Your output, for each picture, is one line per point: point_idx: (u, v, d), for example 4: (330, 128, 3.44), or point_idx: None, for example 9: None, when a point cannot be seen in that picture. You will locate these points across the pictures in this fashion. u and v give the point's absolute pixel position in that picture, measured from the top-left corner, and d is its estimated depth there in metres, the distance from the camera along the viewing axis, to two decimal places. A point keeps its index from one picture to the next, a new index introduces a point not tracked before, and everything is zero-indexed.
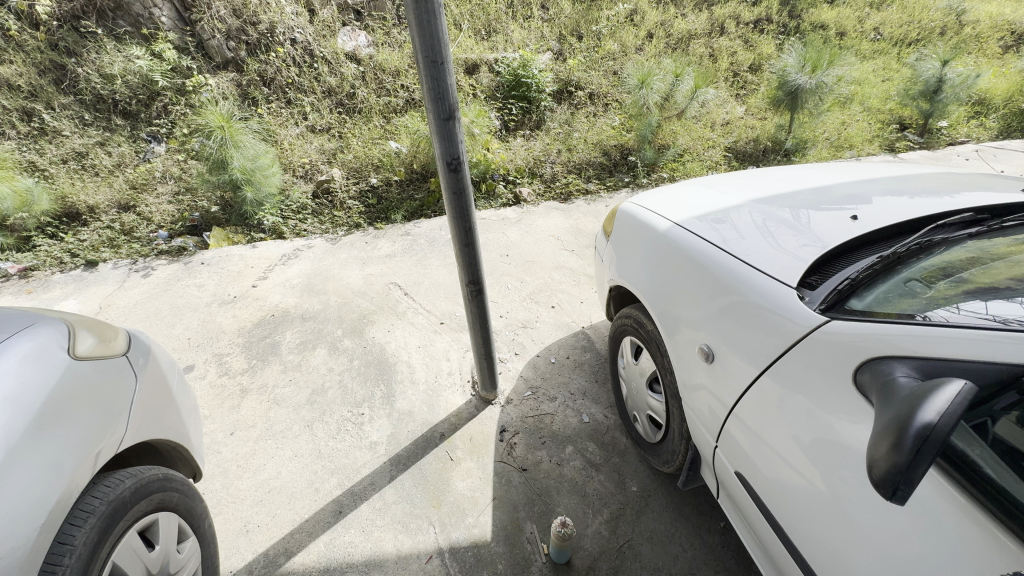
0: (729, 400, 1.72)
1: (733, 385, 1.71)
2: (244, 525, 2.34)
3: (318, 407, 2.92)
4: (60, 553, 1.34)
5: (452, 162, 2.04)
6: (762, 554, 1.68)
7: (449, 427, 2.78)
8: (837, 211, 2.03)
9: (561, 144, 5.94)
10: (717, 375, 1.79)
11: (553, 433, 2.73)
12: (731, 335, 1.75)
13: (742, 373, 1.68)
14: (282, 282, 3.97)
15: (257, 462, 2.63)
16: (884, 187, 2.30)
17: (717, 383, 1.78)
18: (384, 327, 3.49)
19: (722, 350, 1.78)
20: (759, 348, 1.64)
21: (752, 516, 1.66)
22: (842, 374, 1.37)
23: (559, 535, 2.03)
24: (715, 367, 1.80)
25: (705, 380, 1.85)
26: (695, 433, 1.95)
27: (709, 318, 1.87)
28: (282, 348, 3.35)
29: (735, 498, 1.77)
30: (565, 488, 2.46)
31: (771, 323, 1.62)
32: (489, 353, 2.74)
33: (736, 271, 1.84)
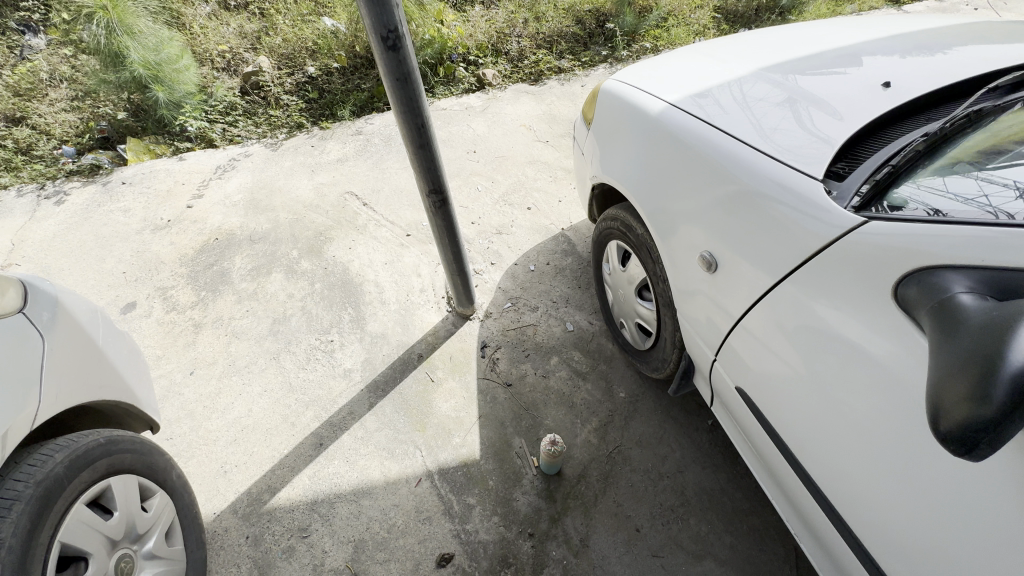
0: (735, 314, 1.54)
1: (738, 298, 1.52)
2: (220, 466, 2.23)
3: (282, 337, 2.70)
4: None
5: (388, 37, 1.58)
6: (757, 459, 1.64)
7: (427, 348, 2.62)
8: (864, 76, 1.68)
9: (527, 12, 5.10)
10: (720, 286, 1.58)
11: (537, 345, 2.60)
12: (739, 240, 1.50)
13: (750, 284, 1.47)
14: (222, 200, 3.49)
15: (224, 401, 2.46)
16: (876, 40, 1.99)
17: (720, 295, 1.59)
18: (345, 244, 3.15)
19: (727, 258, 1.55)
20: (773, 256, 1.40)
21: (751, 428, 1.58)
22: (878, 285, 1.16)
23: (551, 455, 2.01)
24: (717, 277, 1.59)
25: (706, 293, 1.65)
26: (690, 344, 1.80)
27: (710, 220, 1.61)
28: (233, 275, 3.01)
29: (735, 413, 1.67)
30: (552, 400, 2.39)
31: (790, 225, 1.37)
32: (461, 269, 2.52)
33: (744, 162, 1.53)
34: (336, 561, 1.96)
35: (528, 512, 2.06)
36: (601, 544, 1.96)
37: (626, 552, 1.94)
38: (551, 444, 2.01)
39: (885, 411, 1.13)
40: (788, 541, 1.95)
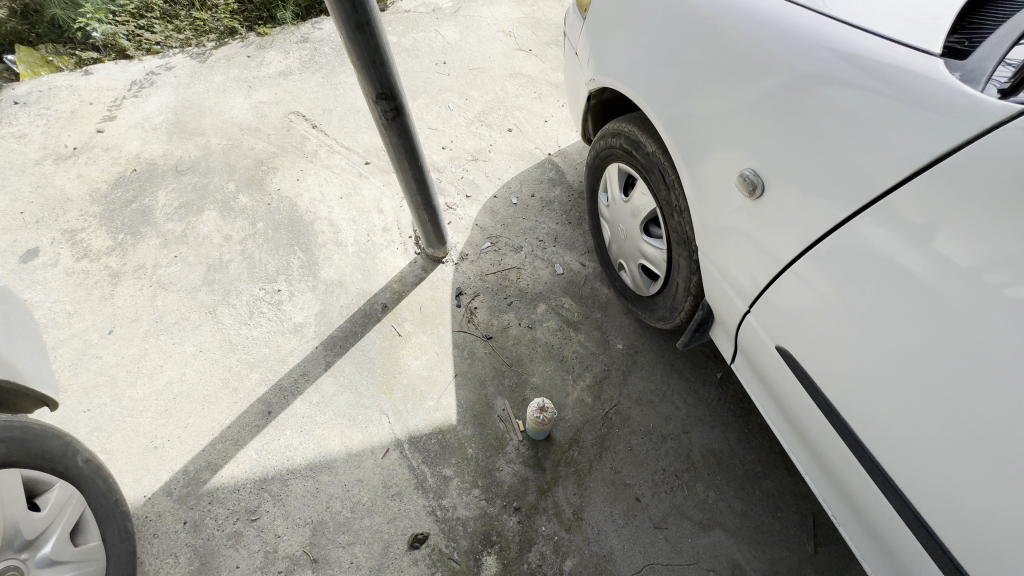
0: (790, 253, 1.20)
1: (797, 233, 1.17)
2: (150, 441, 1.89)
3: (218, 287, 2.26)
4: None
5: None
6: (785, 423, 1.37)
7: (393, 297, 2.23)
8: None
9: None
10: (771, 219, 1.23)
11: (521, 291, 2.24)
12: (810, 156, 1.13)
13: (822, 214, 1.12)
14: (140, 123, 2.90)
15: (152, 365, 2.07)
16: None
17: (769, 229, 1.24)
18: (291, 175, 2.64)
19: (786, 179, 1.18)
20: (856, 177, 1.05)
21: (788, 391, 1.29)
22: None
23: (540, 422, 1.73)
24: (767, 207, 1.24)
25: (748, 227, 1.30)
26: (712, 289, 1.46)
27: (762, 130, 1.22)
28: (157, 214, 2.51)
29: (765, 379, 1.37)
30: (540, 355, 2.07)
31: (897, 133, 1.00)
32: (427, 201, 2.10)
33: (818, 44, 1.13)
34: (291, 547, 1.69)
35: (513, 484, 1.79)
36: (597, 516, 1.73)
37: (625, 525, 1.71)
38: (540, 410, 1.72)
39: (1006, 382, 0.86)
40: (804, 505, 1.75)
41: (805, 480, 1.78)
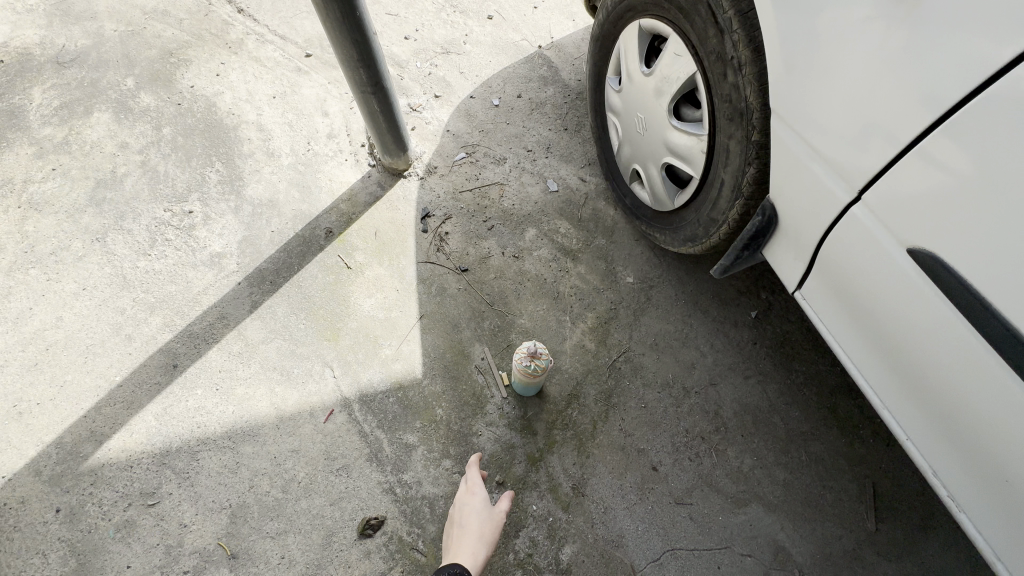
0: (927, 110, 0.74)
1: (946, 73, 0.71)
2: (13, 405, 1.42)
3: (110, 208, 1.73)
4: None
5: None
6: (871, 372, 0.95)
7: (340, 219, 1.73)
8: None
9: None
10: (898, 58, 0.77)
11: (504, 212, 1.76)
12: None
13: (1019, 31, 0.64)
14: (10, 2, 2.23)
15: (18, 307, 1.56)
16: None
17: (890, 74, 0.78)
18: (209, 69, 2.05)
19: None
20: None
21: (898, 325, 0.86)
22: None
23: (534, 373, 1.30)
24: (893, 40, 0.77)
25: (855, 75, 0.83)
26: (788, 181, 1.00)
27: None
28: (30, 117, 1.92)
29: (852, 314, 0.95)
30: (529, 291, 1.62)
31: None
32: (376, 75, 1.52)
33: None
34: (202, 539, 1.28)
35: (495, 453, 1.39)
36: (602, 492, 1.34)
37: (638, 502, 1.33)
38: (534, 357, 1.29)
39: None
40: (860, 473, 1.39)
41: (860, 442, 1.42)
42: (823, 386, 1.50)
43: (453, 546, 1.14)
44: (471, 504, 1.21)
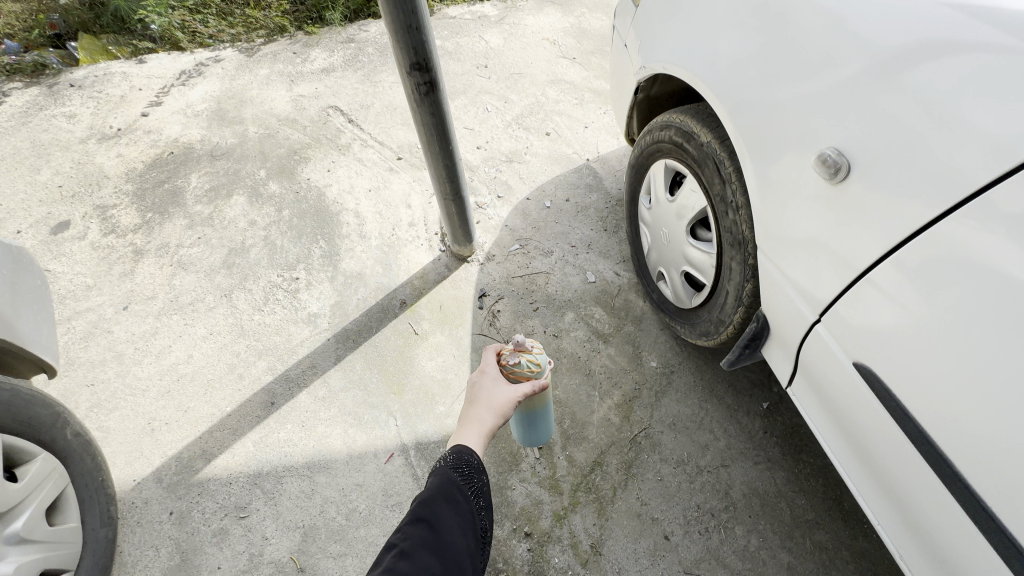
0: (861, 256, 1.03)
1: (873, 234, 1.01)
2: (149, 422, 1.80)
3: (237, 271, 2.20)
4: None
5: None
6: (845, 447, 1.15)
7: (413, 293, 2.11)
8: None
9: None
10: (841, 216, 1.07)
11: (548, 297, 2.08)
12: (898, 142, 0.97)
13: (914, 210, 0.94)
14: (183, 110, 2.94)
15: (161, 344, 2.00)
16: None
17: (835, 225, 1.08)
18: (322, 166, 2.60)
19: (867, 165, 1.01)
20: (957, 164, 0.88)
21: (856, 411, 1.08)
22: None
23: (522, 373, 1.22)
24: (836, 204, 1.08)
25: (810, 226, 1.13)
26: (773, 299, 1.26)
27: (853, 104, 1.05)
28: (187, 196, 2.50)
29: (831, 405, 1.16)
30: (564, 366, 1.90)
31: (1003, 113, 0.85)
32: (415, 21, 1.42)
33: (935, 2, 0.98)
34: (278, 551, 1.55)
35: (526, 506, 1.60)
36: (617, 552, 1.52)
37: (650, 567, 1.49)
38: (524, 353, 1.24)
39: None
40: (862, 565, 1.49)
41: (864, 535, 1.53)
42: (829, 478, 1.63)
43: (468, 416, 1.15)
44: (485, 381, 1.22)
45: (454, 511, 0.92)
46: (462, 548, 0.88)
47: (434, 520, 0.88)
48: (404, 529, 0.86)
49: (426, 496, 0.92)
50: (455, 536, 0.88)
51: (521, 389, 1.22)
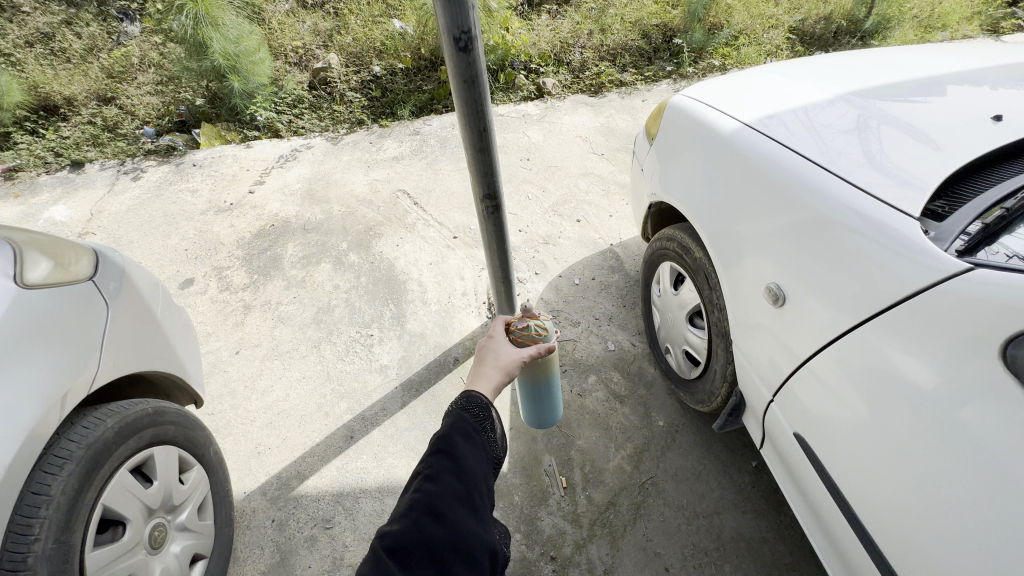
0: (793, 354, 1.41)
1: (798, 339, 1.39)
2: (256, 446, 2.28)
3: (324, 326, 2.74)
4: (27, 535, 1.21)
5: (461, 39, 1.42)
6: (798, 498, 1.48)
7: (464, 352, 2.59)
8: (931, 99, 1.56)
9: (592, 23, 5.01)
10: (780, 322, 1.45)
11: (575, 361, 2.53)
12: (812, 273, 1.36)
13: (824, 324, 1.31)
14: (281, 189, 3.61)
15: (265, 383, 2.52)
16: (960, 67, 1.80)
17: (776, 328, 1.47)
18: (393, 241, 3.18)
19: (793, 288, 1.41)
20: (843, 297, 1.27)
21: (798, 468, 1.43)
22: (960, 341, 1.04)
23: (531, 336, 1.43)
24: (776, 312, 1.47)
25: (763, 326, 1.52)
26: (744, 379, 1.66)
27: (784, 242, 1.46)
28: (285, 262, 3.10)
29: (785, 463, 1.51)
30: (586, 420, 2.31)
31: (870, 265, 1.23)
32: (463, 20, 1.40)
33: (832, 177, 1.39)
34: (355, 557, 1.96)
35: (552, 535, 1.98)
36: None
37: None
38: (533, 321, 1.46)
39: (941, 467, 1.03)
40: None
41: None
42: None
43: (478, 372, 1.27)
44: (495, 341, 1.38)
45: (472, 439, 1.02)
46: (482, 469, 0.99)
47: (455, 446, 0.98)
48: (429, 456, 0.97)
49: (445, 427, 1.02)
50: (474, 459, 0.99)
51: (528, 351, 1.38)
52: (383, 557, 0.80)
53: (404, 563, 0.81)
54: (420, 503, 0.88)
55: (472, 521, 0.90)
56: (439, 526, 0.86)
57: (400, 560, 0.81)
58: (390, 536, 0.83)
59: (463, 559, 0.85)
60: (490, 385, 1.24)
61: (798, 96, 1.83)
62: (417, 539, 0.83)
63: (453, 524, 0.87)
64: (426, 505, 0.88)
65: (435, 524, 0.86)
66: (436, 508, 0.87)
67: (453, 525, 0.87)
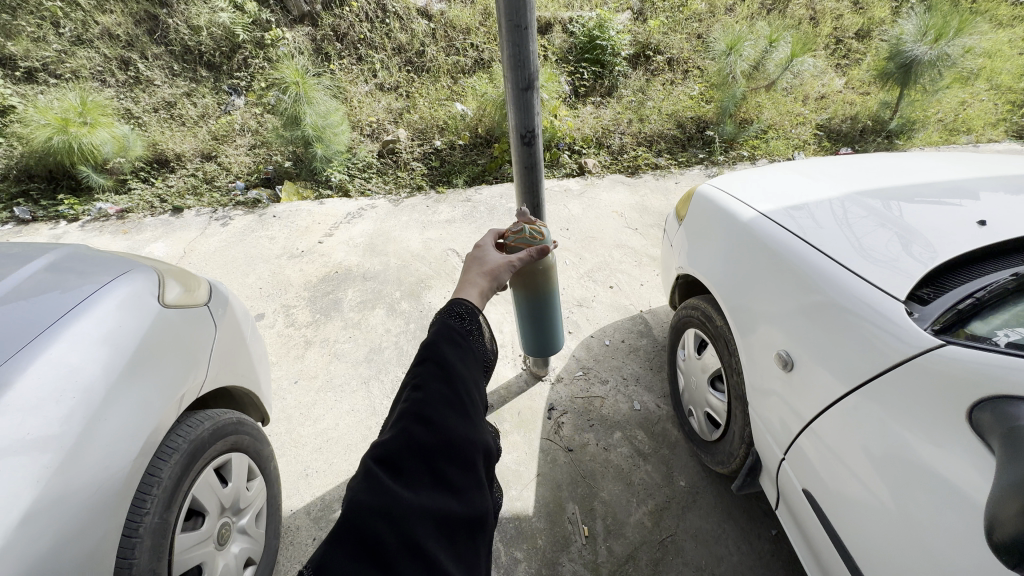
0: (800, 416, 1.58)
1: (805, 402, 1.57)
2: (304, 469, 2.51)
3: (374, 365, 3.02)
4: (141, 507, 1.44)
5: (526, 135, 1.79)
6: (810, 555, 1.58)
7: (499, 400, 2.81)
8: (929, 203, 1.79)
9: (632, 113, 5.56)
10: (789, 386, 1.64)
11: (602, 417, 2.69)
12: (816, 344, 1.57)
13: (826, 387, 1.50)
14: (346, 241, 4.08)
15: (317, 412, 2.78)
16: (961, 177, 2.03)
17: (786, 392, 1.66)
18: (440, 293, 3.52)
19: (799, 356, 1.62)
20: (841, 365, 1.47)
21: (809, 524, 1.55)
22: (934, 405, 1.21)
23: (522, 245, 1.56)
24: (785, 377, 1.67)
25: (775, 391, 1.71)
26: (759, 440, 1.81)
27: (792, 316, 1.69)
28: (344, 305, 3.47)
29: (797, 519, 1.62)
30: (610, 474, 2.43)
31: (864, 337, 1.43)
32: (522, 23, 1.57)
33: (833, 262, 1.64)
34: None
35: None
36: None
37: None
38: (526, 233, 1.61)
39: (923, 513, 1.17)
40: None
41: None
42: None
43: (466, 279, 1.34)
44: (483, 254, 1.47)
45: (456, 347, 1.04)
46: (468, 375, 1.02)
47: (441, 356, 1.00)
48: (415, 368, 0.99)
49: (430, 339, 1.04)
50: (460, 366, 1.00)
51: (515, 256, 1.47)
52: (374, 470, 0.83)
53: (395, 471, 0.84)
54: (408, 413, 0.90)
55: (461, 425, 0.93)
56: (428, 433, 0.89)
57: (392, 469, 0.84)
58: (381, 448, 0.86)
59: (455, 463, 0.89)
60: (477, 291, 1.30)
61: (811, 192, 2.11)
62: (407, 447, 0.86)
63: (442, 430, 0.90)
64: (414, 414, 0.90)
65: (424, 428, 0.89)
66: (424, 414, 0.90)
67: (442, 432, 0.90)
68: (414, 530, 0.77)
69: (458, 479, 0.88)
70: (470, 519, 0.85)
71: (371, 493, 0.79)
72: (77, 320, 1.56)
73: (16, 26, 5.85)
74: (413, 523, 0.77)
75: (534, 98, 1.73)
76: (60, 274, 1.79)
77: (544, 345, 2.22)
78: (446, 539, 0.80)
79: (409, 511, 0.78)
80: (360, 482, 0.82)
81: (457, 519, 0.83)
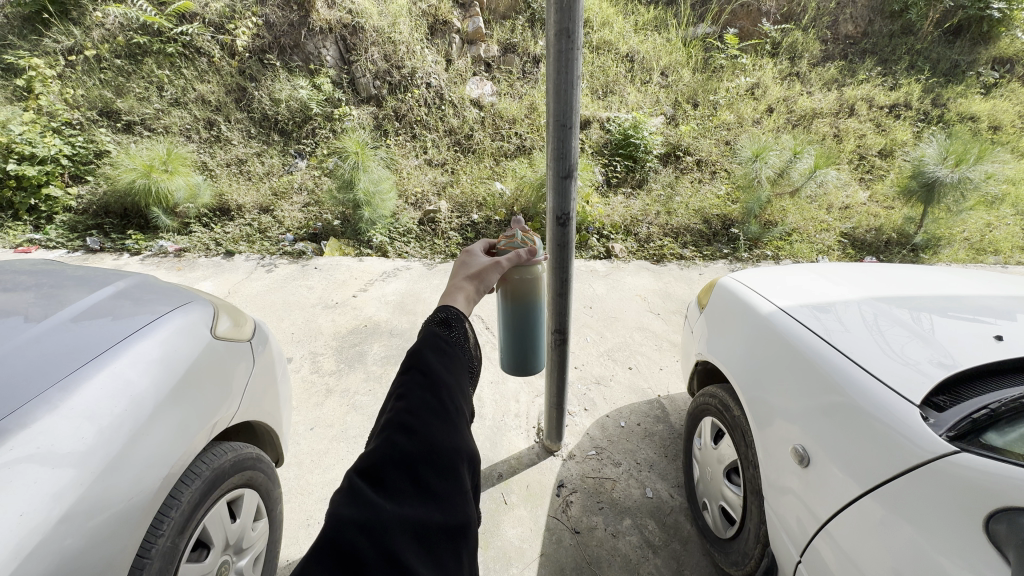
0: (817, 516, 1.55)
1: (822, 500, 1.55)
2: (307, 518, 2.47)
3: None
4: (158, 529, 1.48)
5: (561, 217, 1.97)
6: None
7: (508, 470, 2.78)
8: (950, 315, 1.84)
9: (661, 206, 5.86)
10: (805, 484, 1.63)
11: (612, 500, 2.61)
12: (832, 442, 1.57)
13: (843, 488, 1.49)
14: (379, 297, 4.29)
15: (328, 461, 2.80)
16: (982, 293, 2.09)
17: (803, 490, 1.63)
18: None
19: (816, 453, 1.61)
20: (859, 467, 1.47)
21: None
22: (955, 515, 1.20)
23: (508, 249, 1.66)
24: (802, 473, 1.65)
25: (792, 489, 1.68)
26: (775, 539, 1.75)
27: (809, 411, 1.71)
28: (368, 357, 3.59)
29: None
30: (617, 563, 2.32)
31: (881, 438, 1.45)
32: (566, 119, 1.80)
33: (850, 361, 1.68)
34: None
35: None
36: None
37: None
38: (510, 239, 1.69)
39: None
40: None
41: None
42: None
43: (454, 286, 1.44)
44: (470, 260, 1.57)
45: (439, 356, 1.13)
46: (451, 384, 1.09)
47: (425, 366, 1.09)
48: (402, 379, 1.06)
49: (415, 350, 1.12)
50: (443, 374, 1.08)
51: (503, 259, 1.58)
52: (357, 484, 0.86)
53: (378, 485, 0.86)
54: (392, 423, 0.96)
55: (444, 434, 0.97)
56: (413, 442, 0.93)
57: (374, 481, 0.87)
58: (364, 460, 0.90)
59: (439, 473, 0.91)
60: (464, 296, 1.41)
61: (830, 293, 2.20)
62: (392, 458, 0.90)
63: (426, 438, 0.95)
64: (397, 424, 0.96)
65: (407, 438, 0.94)
66: (408, 425, 0.95)
67: (426, 441, 0.94)
68: (396, 541, 0.77)
69: (444, 492, 0.90)
70: (451, 529, 0.86)
71: (355, 506, 0.81)
72: (139, 341, 1.71)
73: (127, 87, 6.78)
74: (395, 535, 0.78)
75: (572, 185, 1.92)
76: (127, 299, 1.98)
77: (524, 365, 2.23)
78: (425, 551, 0.80)
79: (389, 522, 0.80)
80: (342, 495, 0.84)
81: (440, 531, 0.84)
